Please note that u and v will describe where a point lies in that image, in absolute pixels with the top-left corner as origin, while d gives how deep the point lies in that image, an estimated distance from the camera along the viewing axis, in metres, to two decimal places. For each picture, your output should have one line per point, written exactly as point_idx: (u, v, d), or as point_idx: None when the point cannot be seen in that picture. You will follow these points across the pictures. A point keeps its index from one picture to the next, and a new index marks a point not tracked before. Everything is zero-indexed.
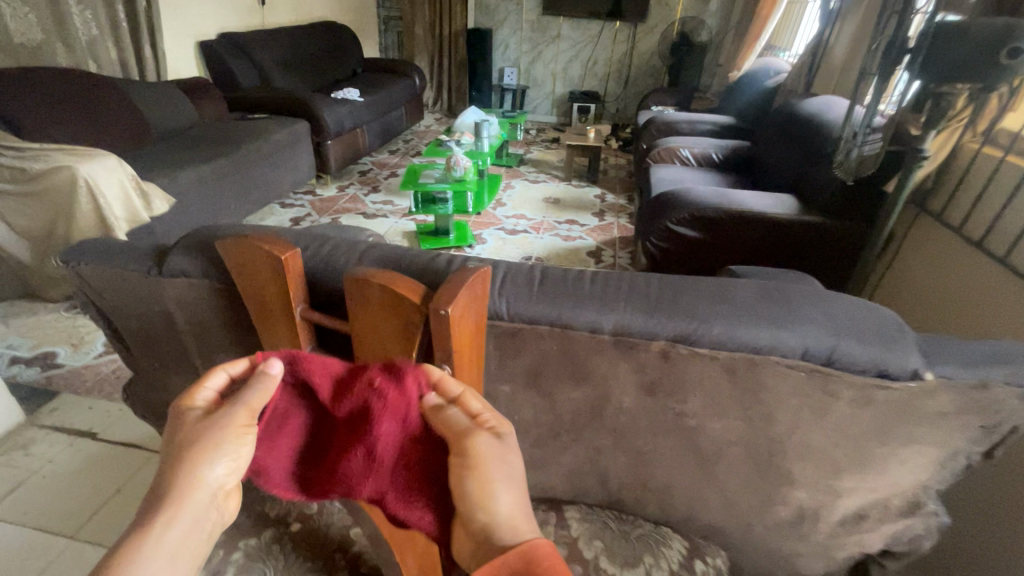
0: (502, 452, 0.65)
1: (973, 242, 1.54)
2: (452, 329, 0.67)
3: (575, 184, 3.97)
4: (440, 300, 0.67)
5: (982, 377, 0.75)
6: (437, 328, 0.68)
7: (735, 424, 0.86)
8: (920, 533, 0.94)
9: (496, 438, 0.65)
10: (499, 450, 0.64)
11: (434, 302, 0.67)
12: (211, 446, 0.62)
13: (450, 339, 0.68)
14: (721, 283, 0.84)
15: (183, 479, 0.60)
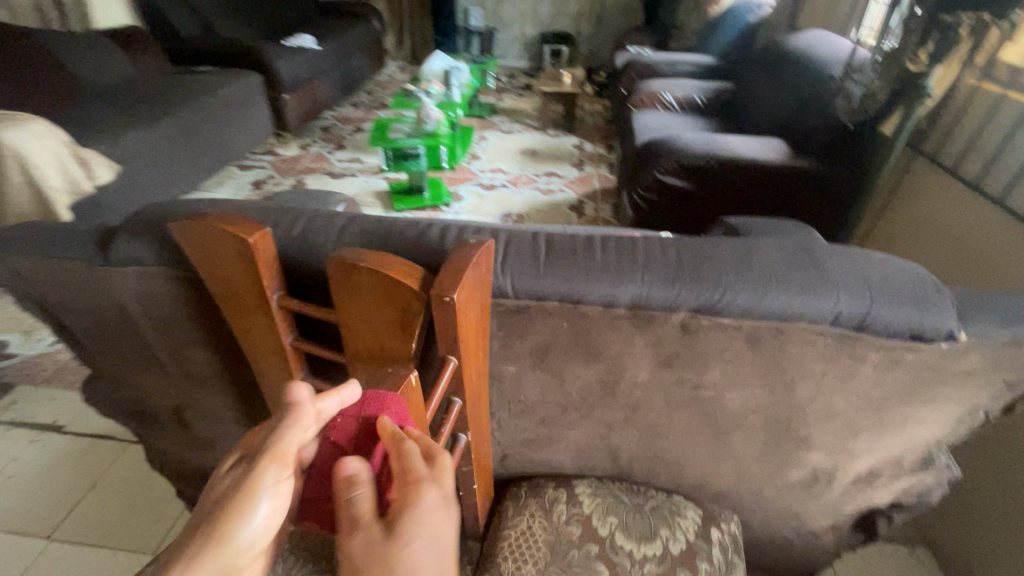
0: (425, 526, 0.50)
1: (967, 183, 1.51)
2: (458, 318, 0.59)
3: (552, 133, 3.80)
4: (443, 285, 0.58)
5: (1015, 334, 0.71)
6: (441, 317, 0.60)
7: (755, 393, 0.82)
8: (930, 486, 0.94)
9: (421, 504, 0.50)
10: (419, 521, 0.50)
11: (436, 288, 0.58)
12: (250, 494, 0.50)
13: (456, 329, 0.61)
14: (743, 245, 0.77)
15: (204, 544, 0.48)
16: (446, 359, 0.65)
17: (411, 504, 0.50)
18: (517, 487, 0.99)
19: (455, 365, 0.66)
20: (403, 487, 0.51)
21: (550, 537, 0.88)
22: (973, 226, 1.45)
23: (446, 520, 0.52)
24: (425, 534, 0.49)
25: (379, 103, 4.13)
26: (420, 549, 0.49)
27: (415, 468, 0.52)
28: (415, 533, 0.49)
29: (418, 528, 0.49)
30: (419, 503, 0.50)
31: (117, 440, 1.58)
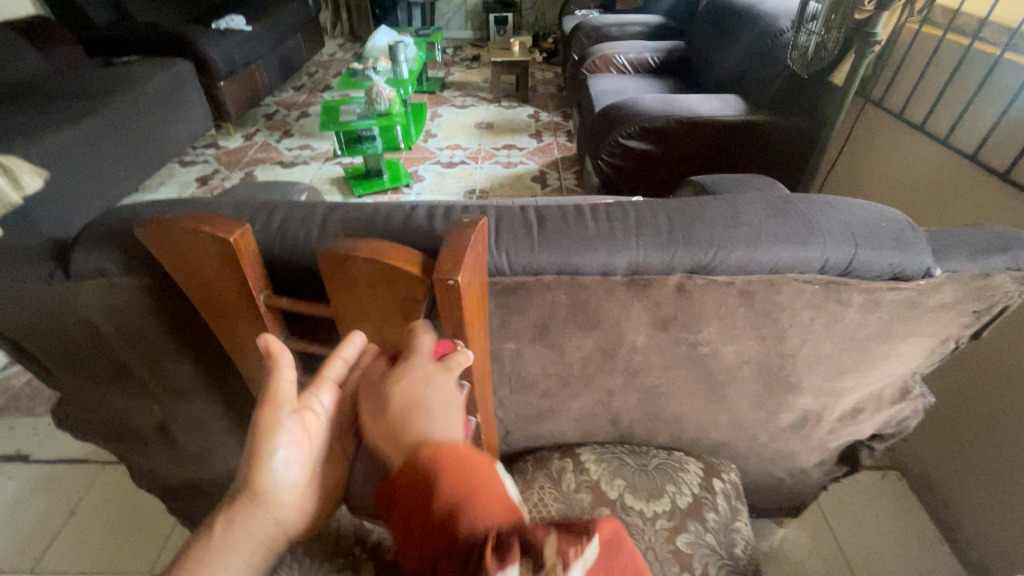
0: (418, 371, 0.55)
1: (915, 126, 1.57)
2: (465, 300, 0.57)
3: (507, 104, 3.73)
4: (446, 267, 0.55)
5: (984, 267, 0.75)
6: (446, 300, 0.57)
7: (749, 345, 0.84)
8: (907, 415, 1.01)
9: (423, 357, 0.56)
10: (418, 364, 0.55)
11: (439, 271, 0.55)
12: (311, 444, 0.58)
13: (462, 311, 0.59)
14: (730, 202, 0.78)
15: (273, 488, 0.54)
16: (453, 342, 0.63)
17: (417, 352, 0.56)
18: (523, 462, 1.00)
19: (462, 347, 0.64)
20: (410, 345, 0.58)
21: (562, 506, 0.90)
22: (921, 166, 1.52)
23: (446, 378, 0.55)
24: (422, 374, 0.55)
25: (323, 85, 3.94)
26: (416, 384, 0.54)
27: (421, 334, 0.58)
28: (413, 370, 0.55)
29: (416, 370, 0.55)
30: (415, 355, 0.56)
31: (91, 462, 1.50)
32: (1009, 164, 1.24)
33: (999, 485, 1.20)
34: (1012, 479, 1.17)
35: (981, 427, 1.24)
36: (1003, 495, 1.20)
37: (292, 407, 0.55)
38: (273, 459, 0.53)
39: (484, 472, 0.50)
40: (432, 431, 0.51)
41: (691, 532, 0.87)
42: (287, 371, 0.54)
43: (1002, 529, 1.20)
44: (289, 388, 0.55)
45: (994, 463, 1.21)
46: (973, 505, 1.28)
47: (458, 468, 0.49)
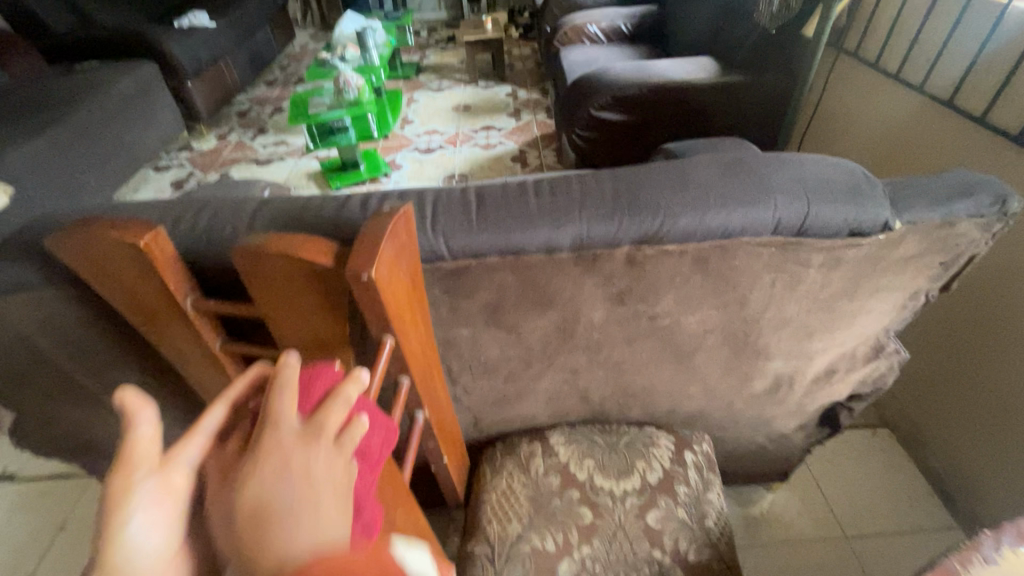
0: (269, 467, 0.39)
1: (890, 75, 1.52)
2: (384, 293, 0.54)
3: (483, 84, 3.65)
4: (359, 261, 0.53)
5: (945, 215, 0.72)
6: (366, 299, 0.55)
7: (710, 313, 0.81)
8: (883, 372, 0.99)
9: (275, 443, 0.41)
10: (271, 458, 0.40)
11: (352, 266, 0.53)
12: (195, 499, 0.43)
13: (385, 306, 0.56)
14: (678, 167, 0.76)
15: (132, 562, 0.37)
16: (381, 340, 0.60)
17: (265, 444, 0.41)
18: (492, 450, 0.98)
19: (392, 345, 0.61)
20: (261, 436, 0.42)
21: (531, 491, 0.88)
22: (897, 116, 1.48)
23: (313, 460, 0.41)
24: (275, 466, 0.39)
25: (295, 77, 3.86)
26: (266, 485, 0.38)
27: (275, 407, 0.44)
28: (261, 469, 0.39)
29: (267, 465, 0.39)
30: (264, 444, 0.41)
31: (77, 475, 1.50)
32: (987, 105, 1.19)
33: (985, 434, 1.19)
34: (998, 429, 1.15)
35: (965, 378, 1.22)
36: (989, 444, 1.18)
37: (155, 467, 0.40)
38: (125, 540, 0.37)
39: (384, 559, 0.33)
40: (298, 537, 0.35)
41: (661, 507, 0.86)
42: (151, 425, 0.40)
43: (990, 478, 1.19)
44: (150, 443, 0.40)
45: (980, 413, 1.20)
46: (962, 456, 1.26)
47: (333, 570, 0.32)
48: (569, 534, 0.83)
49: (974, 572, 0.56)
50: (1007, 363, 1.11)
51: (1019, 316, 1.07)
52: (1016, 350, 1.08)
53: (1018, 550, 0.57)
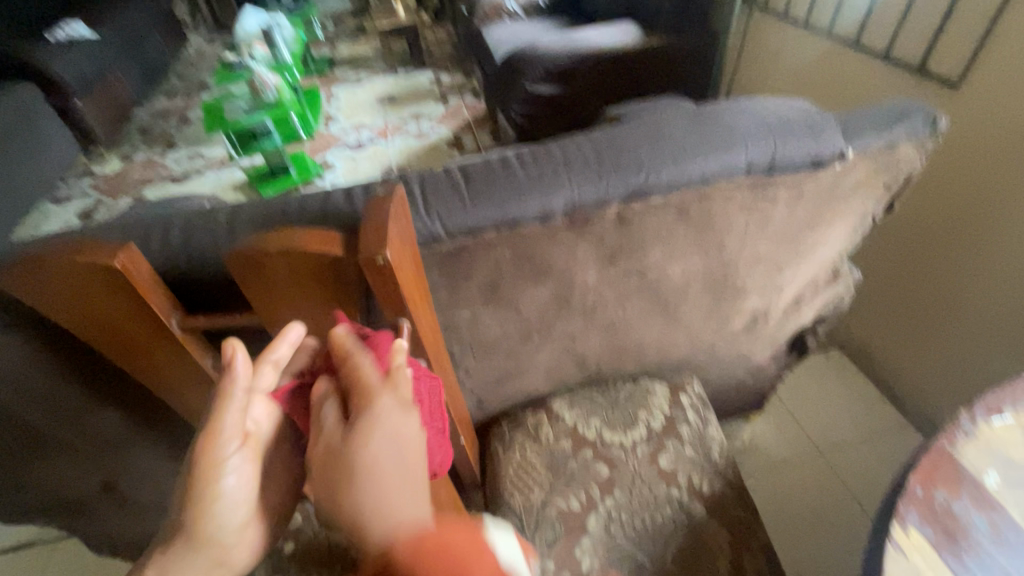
0: (382, 437, 0.49)
1: (800, 24, 1.63)
2: (399, 272, 0.53)
3: (404, 72, 3.54)
4: (370, 245, 0.51)
5: (888, 139, 0.80)
6: (381, 283, 0.53)
7: (693, 262, 0.86)
8: (841, 294, 1.08)
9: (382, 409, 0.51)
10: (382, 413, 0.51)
11: (365, 251, 0.51)
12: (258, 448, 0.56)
13: (400, 287, 0.54)
14: (650, 123, 0.78)
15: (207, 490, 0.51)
16: (398, 324, 0.58)
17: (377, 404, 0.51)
18: (499, 427, 0.99)
19: (409, 328, 0.59)
20: (362, 393, 0.51)
21: (546, 458, 0.90)
22: (812, 62, 1.59)
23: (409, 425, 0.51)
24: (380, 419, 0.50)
25: (198, 84, 3.57)
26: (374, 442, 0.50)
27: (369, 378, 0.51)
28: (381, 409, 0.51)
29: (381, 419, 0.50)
30: (377, 408, 0.50)
31: (35, 544, 1.35)
32: (889, 42, 1.31)
33: (925, 335, 1.34)
34: (936, 328, 1.31)
35: (905, 288, 1.36)
36: (928, 343, 1.34)
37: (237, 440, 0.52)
38: (221, 497, 0.52)
39: (459, 540, 0.48)
40: (394, 509, 0.47)
41: (670, 450, 0.89)
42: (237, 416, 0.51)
43: (931, 373, 1.35)
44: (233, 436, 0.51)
45: (918, 317, 1.35)
46: (905, 359, 1.42)
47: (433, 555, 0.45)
48: (590, 490, 0.85)
49: (959, 446, 0.64)
50: (941, 269, 1.25)
51: (953, 224, 1.20)
52: (948, 254, 1.23)
53: (992, 422, 0.66)
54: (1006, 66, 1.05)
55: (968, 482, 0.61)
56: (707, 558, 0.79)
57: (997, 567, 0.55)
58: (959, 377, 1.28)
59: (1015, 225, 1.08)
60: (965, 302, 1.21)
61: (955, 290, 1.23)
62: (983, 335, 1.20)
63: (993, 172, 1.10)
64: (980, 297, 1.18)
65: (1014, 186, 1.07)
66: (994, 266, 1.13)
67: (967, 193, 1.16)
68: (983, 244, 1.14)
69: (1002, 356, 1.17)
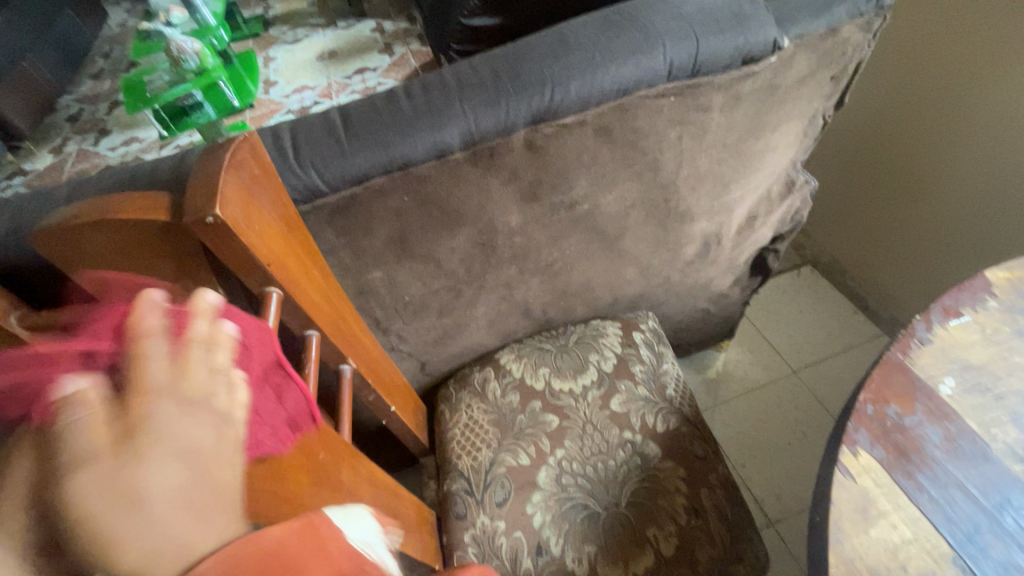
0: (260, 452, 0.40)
1: None
2: (242, 231, 0.44)
3: (343, 24, 3.27)
4: (198, 202, 0.42)
5: (829, 23, 0.70)
6: (220, 248, 0.45)
7: (627, 188, 0.77)
8: (797, 207, 1.01)
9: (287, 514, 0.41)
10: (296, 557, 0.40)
11: (190, 210, 0.42)
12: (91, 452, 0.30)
13: (253, 249, 0.46)
14: (556, 32, 0.69)
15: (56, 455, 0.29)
16: (265, 293, 0.50)
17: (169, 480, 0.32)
18: (446, 388, 0.93)
19: (281, 297, 0.51)
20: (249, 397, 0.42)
21: (493, 415, 0.84)
22: None
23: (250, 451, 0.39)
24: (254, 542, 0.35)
25: (123, 60, 3.27)
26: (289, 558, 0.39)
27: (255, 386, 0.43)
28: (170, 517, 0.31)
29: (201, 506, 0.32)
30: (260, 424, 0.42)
31: None
32: None
33: (898, 234, 1.28)
34: (910, 224, 1.24)
35: (879, 187, 1.28)
36: (903, 242, 1.27)
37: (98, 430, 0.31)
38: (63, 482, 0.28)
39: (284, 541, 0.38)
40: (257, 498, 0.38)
41: (623, 391, 0.84)
42: (124, 391, 0.33)
43: (906, 274, 1.30)
44: (104, 412, 0.31)
45: (890, 219, 1.29)
46: (879, 264, 1.36)
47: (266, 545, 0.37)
48: (540, 443, 0.80)
49: (913, 355, 0.58)
50: (911, 165, 1.18)
51: (921, 114, 1.12)
52: (918, 150, 1.15)
53: (948, 325, 0.60)
54: None
55: (922, 393, 0.56)
56: (664, 499, 0.76)
57: (952, 480, 0.50)
58: (930, 276, 1.24)
59: (992, 101, 0.98)
60: (941, 193, 1.14)
61: (930, 183, 1.15)
62: (959, 227, 1.13)
63: (963, 52, 1.01)
64: (956, 185, 1.10)
65: (989, 57, 0.97)
66: (971, 149, 1.05)
67: (935, 81, 1.07)
68: (956, 134, 1.07)
69: (979, 246, 1.11)
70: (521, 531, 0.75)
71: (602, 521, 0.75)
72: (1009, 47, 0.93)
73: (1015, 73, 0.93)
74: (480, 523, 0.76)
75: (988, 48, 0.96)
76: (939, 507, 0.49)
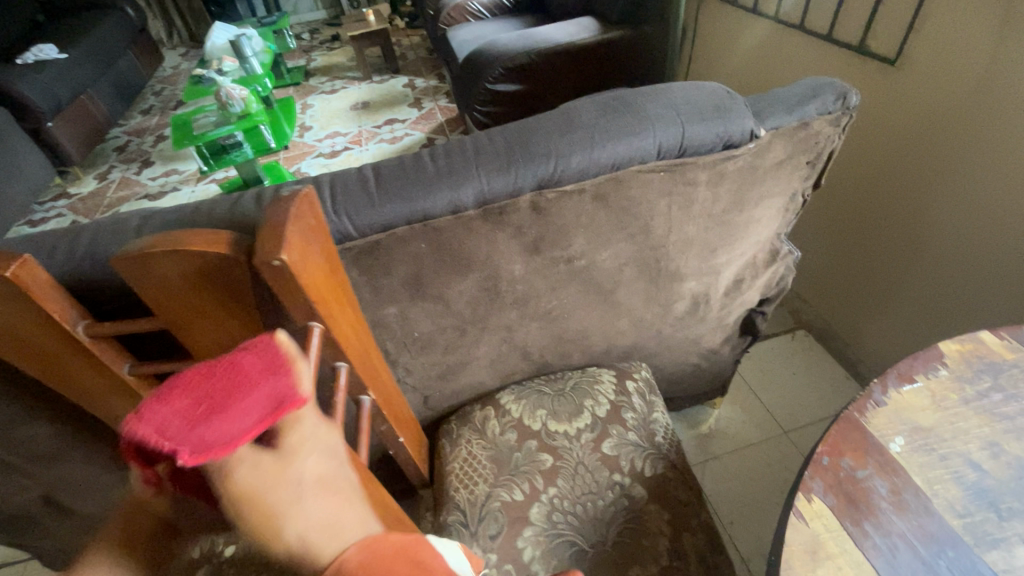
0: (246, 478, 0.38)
1: (749, 10, 1.64)
2: (298, 277, 0.53)
3: (378, 79, 3.54)
4: (266, 248, 0.51)
5: (801, 117, 0.81)
6: (281, 288, 0.54)
7: (621, 248, 0.86)
8: (782, 273, 1.09)
9: (295, 465, 0.41)
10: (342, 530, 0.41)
11: (261, 254, 0.51)
12: None
13: (305, 290, 0.55)
14: (564, 112, 0.80)
15: None
16: (309, 327, 0.59)
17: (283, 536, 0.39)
18: (448, 424, 1.00)
19: (321, 331, 0.59)
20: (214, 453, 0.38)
21: (490, 452, 0.90)
22: (764, 46, 1.60)
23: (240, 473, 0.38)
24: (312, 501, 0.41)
25: (172, 100, 3.54)
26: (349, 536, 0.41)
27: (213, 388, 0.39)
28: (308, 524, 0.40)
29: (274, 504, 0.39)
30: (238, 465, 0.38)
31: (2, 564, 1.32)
32: (830, 24, 1.33)
33: (894, 281, 1.31)
34: (897, 284, 1.30)
35: (866, 250, 1.36)
36: (895, 296, 1.32)
37: None
38: None
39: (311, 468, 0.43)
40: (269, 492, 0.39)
41: (615, 436, 0.90)
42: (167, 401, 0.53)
43: (898, 327, 1.33)
44: None
45: (873, 285, 1.37)
46: (880, 311, 1.37)
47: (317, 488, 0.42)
48: (534, 480, 0.86)
49: (869, 415, 0.65)
50: (891, 237, 1.28)
51: (899, 191, 1.23)
52: (897, 223, 1.26)
53: (902, 389, 0.66)
54: (940, 41, 1.08)
55: (874, 449, 0.61)
56: (647, 540, 0.81)
57: (896, 531, 0.55)
58: (909, 341, 1.31)
59: (986, 164, 1.04)
60: (946, 241, 1.15)
61: (937, 230, 1.16)
62: (937, 294, 1.21)
63: (937, 139, 1.12)
64: (942, 246, 1.17)
65: (987, 120, 1.02)
66: (949, 222, 1.14)
67: (910, 162, 1.19)
68: (930, 212, 1.17)
69: (959, 311, 1.17)
70: (507, 563, 0.79)
71: (589, 558, 0.80)
72: (976, 141, 1.05)
73: (986, 160, 1.04)
74: (471, 554, 0.80)
75: (957, 138, 1.08)
76: (884, 554, 0.54)
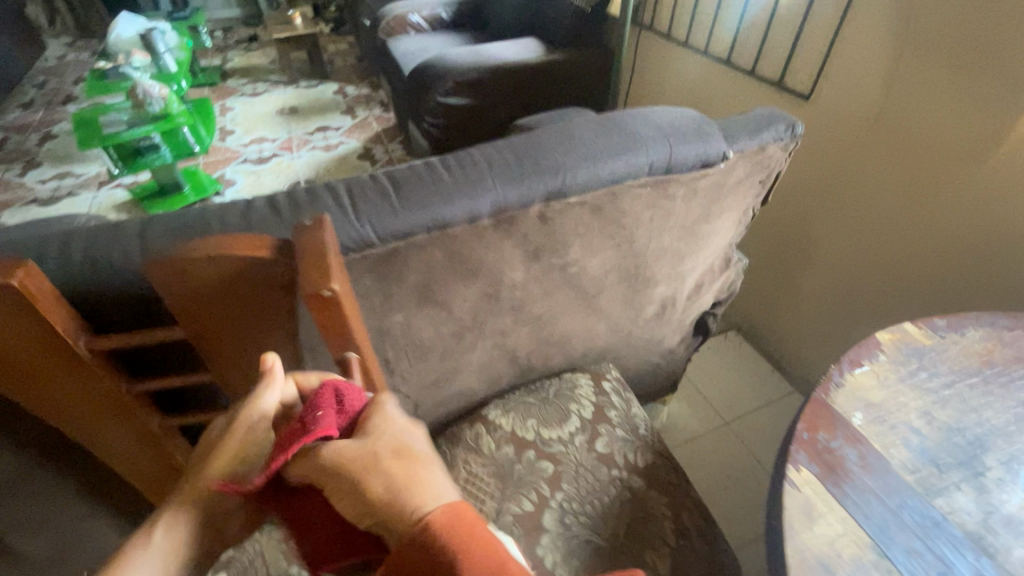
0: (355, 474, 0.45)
1: (682, 43, 1.82)
2: (343, 307, 0.53)
3: (306, 84, 3.40)
4: (313, 278, 0.51)
5: (760, 142, 0.93)
6: (322, 316, 0.53)
7: (608, 255, 0.93)
8: (731, 278, 1.22)
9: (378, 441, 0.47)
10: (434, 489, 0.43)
11: (308, 285, 0.50)
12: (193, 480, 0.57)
13: (346, 319, 0.54)
14: (562, 129, 0.86)
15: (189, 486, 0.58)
16: (346, 357, 0.57)
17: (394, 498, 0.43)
18: (439, 447, 1.01)
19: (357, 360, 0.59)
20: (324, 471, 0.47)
21: (492, 467, 0.93)
22: (695, 75, 1.78)
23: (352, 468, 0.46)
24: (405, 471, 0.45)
25: (61, 93, 3.14)
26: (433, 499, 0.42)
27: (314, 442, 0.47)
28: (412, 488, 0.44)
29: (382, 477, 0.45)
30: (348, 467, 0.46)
31: None
32: (754, 61, 1.53)
33: (799, 276, 1.54)
34: (802, 279, 1.54)
35: (778, 250, 1.59)
36: (800, 289, 1.55)
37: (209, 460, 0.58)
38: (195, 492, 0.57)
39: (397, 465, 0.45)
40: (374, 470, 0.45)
41: (605, 434, 0.96)
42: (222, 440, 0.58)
43: (802, 316, 1.57)
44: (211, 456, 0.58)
45: (782, 280, 1.60)
46: (809, 308, 1.54)
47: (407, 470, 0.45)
48: (540, 488, 0.89)
49: (832, 395, 0.76)
50: (798, 239, 1.51)
51: (805, 201, 1.46)
52: (803, 227, 1.49)
53: (855, 372, 0.79)
54: (842, 80, 1.29)
55: (841, 423, 0.73)
56: (653, 526, 0.87)
57: (867, 489, 0.66)
58: (810, 327, 1.55)
59: (872, 183, 1.27)
60: (843, 245, 1.39)
61: (846, 234, 1.37)
62: (832, 287, 1.45)
63: (836, 160, 1.34)
64: (837, 248, 1.41)
65: (874, 147, 1.25)
66: (843, 227, 1.37)
67: (815, 178, 1.41)
68: (830, 219, 1.40)
69: (847, 301, 1.42)
70: None
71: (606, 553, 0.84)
72: (864, 163, 1.28)
73: (871, 179, 1.27)
74: None
75: (850, 160, 1.31)
76: (860, 508, 0.65)
